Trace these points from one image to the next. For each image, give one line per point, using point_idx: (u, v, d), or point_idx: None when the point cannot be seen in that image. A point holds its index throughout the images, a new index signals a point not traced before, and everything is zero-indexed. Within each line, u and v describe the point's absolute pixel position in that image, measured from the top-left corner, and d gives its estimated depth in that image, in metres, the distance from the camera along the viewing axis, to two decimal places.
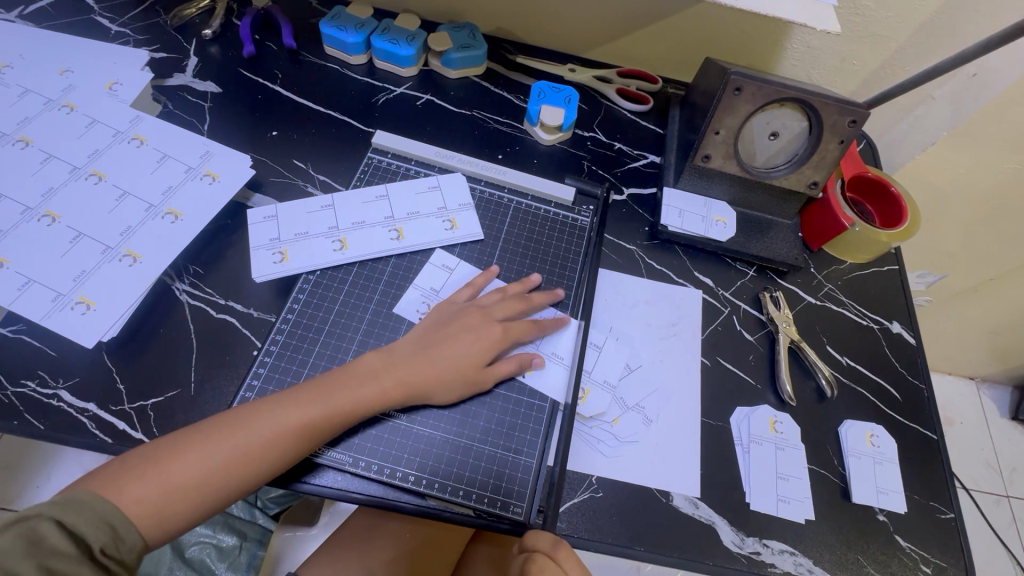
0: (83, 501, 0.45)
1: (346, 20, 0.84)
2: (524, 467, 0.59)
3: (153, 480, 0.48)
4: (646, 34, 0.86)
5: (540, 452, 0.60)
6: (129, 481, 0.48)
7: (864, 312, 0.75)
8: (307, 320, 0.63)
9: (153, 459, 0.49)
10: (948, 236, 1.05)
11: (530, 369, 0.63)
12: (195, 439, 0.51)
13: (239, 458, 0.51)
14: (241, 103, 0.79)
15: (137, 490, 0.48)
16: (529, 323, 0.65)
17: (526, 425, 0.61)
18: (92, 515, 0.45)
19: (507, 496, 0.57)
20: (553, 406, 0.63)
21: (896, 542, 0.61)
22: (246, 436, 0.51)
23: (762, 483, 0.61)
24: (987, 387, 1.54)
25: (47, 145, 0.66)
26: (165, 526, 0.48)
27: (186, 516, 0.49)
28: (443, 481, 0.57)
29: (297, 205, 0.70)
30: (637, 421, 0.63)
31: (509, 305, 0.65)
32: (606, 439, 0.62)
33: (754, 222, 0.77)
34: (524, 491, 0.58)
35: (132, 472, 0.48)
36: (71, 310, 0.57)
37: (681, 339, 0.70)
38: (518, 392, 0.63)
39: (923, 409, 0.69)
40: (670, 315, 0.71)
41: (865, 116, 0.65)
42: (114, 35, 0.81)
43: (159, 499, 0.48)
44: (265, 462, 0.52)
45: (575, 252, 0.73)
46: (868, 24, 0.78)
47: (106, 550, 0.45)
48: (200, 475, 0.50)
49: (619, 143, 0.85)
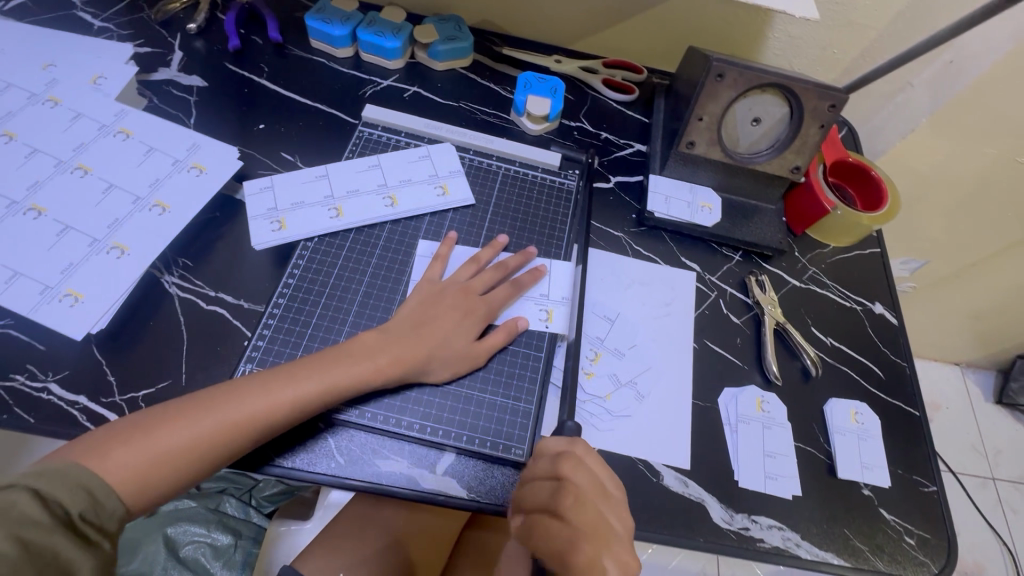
0: (58, 470, 0.44)
1: (331, 14, 0.84)
2: (525, 411, 0.61)
3: (138, 446, 0.49)
4: (630, 25, 0.87)
5: (540, 398, 0.62)
6: (112, 447, 0.48)
7: (847, 294, 0.77)
8: (307, 284, 0.64)
9: (141, 428, 0.50)
10: (929, 221, 1.07)
11: (518, 332, 0.64)
12: (187, 410, 0.51)
13: (226, 428, 0.51)
14: (227, 96, 0.78)
15: (121, 454, 0.48)
16: (508, 294, 0.65)
17: (519, 397, 0.61)
18: (69, 482, 0.44)
19: (510, 442, 0.59)
20: (543, 378, 0.63)
21: (882, 516, 0.62)
22: (237, 406, 0.52)
23: (749, 461, 0.63)
24: (972, 371, 1.57)
25: (32, 139, 0.65)
26: (146, 492, 0.48)
27: (168, 481, 0.49)
28: (449, 430, 0.58)
29: (291, 176, 0.70)
30: (630, 397, 0.65)
31: (489, 276, 0.66)
32: (599, 414, 0.63)
33: (739, 208, 0.78)
34: (527, 440, 0.59)
35: (117, 440, 0.49)
36: (59, 303, 0.57)
37: (676, 316, 0.71)
38: (520, 348, 0.64)
39: (905, 387, 0.71)
40: (664, 294, 0.72)
41: (844, 100, 0.66)
42: (97, 30, 0.81)
43: (142, 464, 0.48)
44: (251, 431, 0.52)
45: (563, 220, 0.74)
46: (845, 12, 0.80)
47: (84, 515, 0.44)
48: (186, 441, 0.50)
49: (605, 132, 0.85)
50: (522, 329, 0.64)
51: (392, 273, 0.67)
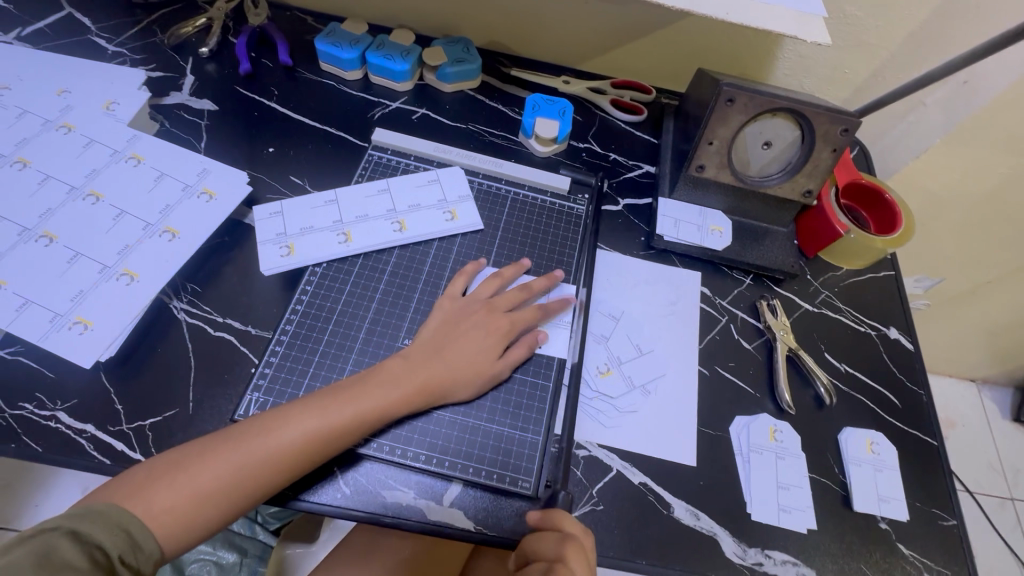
0: (98, 510, 0.45)
1: (341, 37, 0.84)
2: (531, 443, 0.60)
3: (179, 488, 0.48)
4: (639, 46, 0.87)
5: (546, 429, 0.61)
6: (154, 490, 0.48)
7: (861, 319, 0.75)
8: (315, 309, 0.64)
9: (178, 467, 0.49)
10: (944, 240, 1.05)
11: (537, 346, 0.65)
12: (223, 446, 0.51)
13: (264, 468, 0.50)
14: (237, 120, 0.79)
15: (163, 498, 0.47)
16: (532, 315, 0.65)
17: (532, 404, 0.62)
18: (107, 522, 0.45)
19: (515, 472, 0.58)
20: (556, 385, 0.64)
21: (900, 551, 0.61)
22: (273, 443, 0.51)
23: (763, 493, 0.61)
24: (988, 388, 1.54)
25: (45, 166, 0.66)
26: (191, 533, 0.48)
27: (213, 520, 0.49)
28: (454, 459, 0.58)
29: (302, 201, 0.71)
30: (637, 392, 0.66)
31: (510, 294, 0.66)
32: (607, 409, 0.64)
33: (749, 230, 0.78)
34: (532, 466, 0.59)
35: (157, 481, 0.48)
36: (69, 331, 0.57)
37: (680, 316, 0.72)
38: (530, 375, 0.64)
39: (923, 416, 0.69)
40: (669, 295, 0.73)
41: (857, 124, 0.65)
42: (111, 54, 0.82)
43: (183, 507, 0.48)
44: (289, 468, 0.52)
45: (573, 238, 0.74)
46: (857, 32, 0.79)
47: (124, 558, 0.45)
48: (226, 480, 0.49)
49: (614, 154, 0.85)
50: (540, 343, 0.65)
51: (400, 298, 0.67)
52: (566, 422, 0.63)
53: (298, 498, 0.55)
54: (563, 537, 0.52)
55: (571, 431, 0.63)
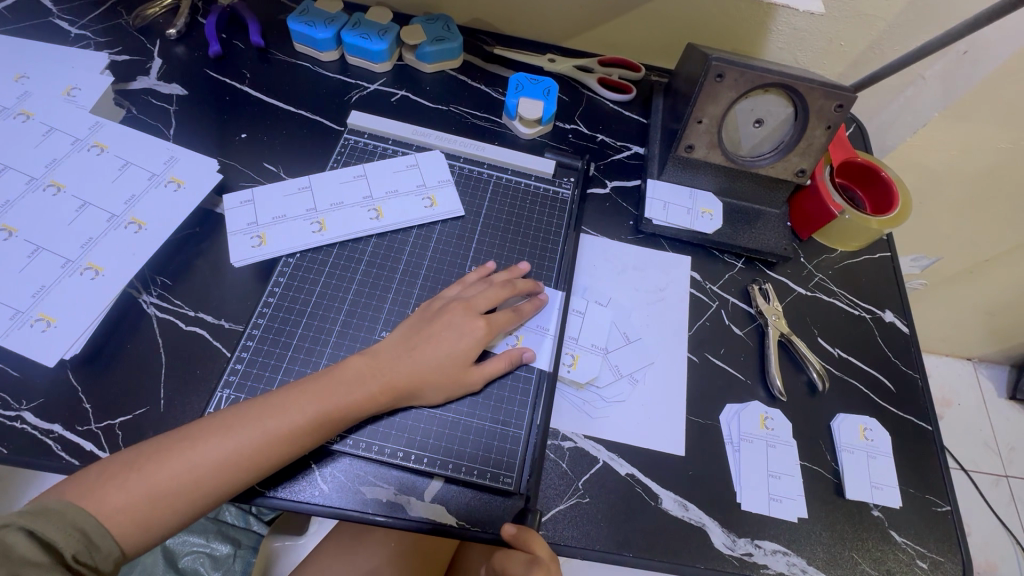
0: (52, 509, 0.43)
1: (315, 15, 0.81)
2: (513, 438, 0.58)
3: (135, 487, 0.46)
4: (627, 20, 0.84)
5: (529, 422, 0.59)
6: (109, 489, 0.46)
7: (855, 302, 0.73)
8: (288, 303, 0.62)
9: (135, 466, 0.47)
10: (942, 219, 1.02)
11: (523, 363, 0.61)
12: (182, 444, 0.49)
13: (224, 465, 0.49)
14: (207, 105, 0.76)
15: (117, 497, 0.46)
16: (510, 318, 0.62)
17: (514, 397, 0.60)
18: (63, 522, 0.43)
19: (498, 468, 0.57)
20: (540, 377, 0.62)
21: (892, 538, 0.59)
22: (234, 441, 0.49)
23: (753, 482, 0.60)
24: (984, 366, 1.53)
25: (4, 156, 0.63)
26: (148, 534, 0.47)
27: (171, 520, 0.48)
28: (434, 456, 0.56)
29: (275, 189, 0.68)
30: (623, 382, 0.64)
31: (492, 292, 0.62)
32: (593, 400, 0.63)
33: (741, 212, 0.75)
34: (515, 462, 0.57)
35: (112, 479, 0.46)
36: (31, 328, 0.55)
37: (669, 302, 0.70)
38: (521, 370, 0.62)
39: (918, 400, 0.68)
40: (658, 280, 0.71)
41: (853, 100, 0.62)
42: (74, 38, 0.78)
43: (140, 506, 0.46)
44: (251, 467, 0.50)
45: (558, 224, 0.72)
46: (852, 3, 0.76)
47: (80, 558, 0.43)
48: (185, 479, 0.48)
49: (601, 135, 0.82)
50: (527, 361, 0.62)
51: (376, 292, 0.64)
52: (551, 410, 0.61)
53: (270, 495, 0.54)
54: (530, 562, 0.50)
55: (556, 422, 0.61)
